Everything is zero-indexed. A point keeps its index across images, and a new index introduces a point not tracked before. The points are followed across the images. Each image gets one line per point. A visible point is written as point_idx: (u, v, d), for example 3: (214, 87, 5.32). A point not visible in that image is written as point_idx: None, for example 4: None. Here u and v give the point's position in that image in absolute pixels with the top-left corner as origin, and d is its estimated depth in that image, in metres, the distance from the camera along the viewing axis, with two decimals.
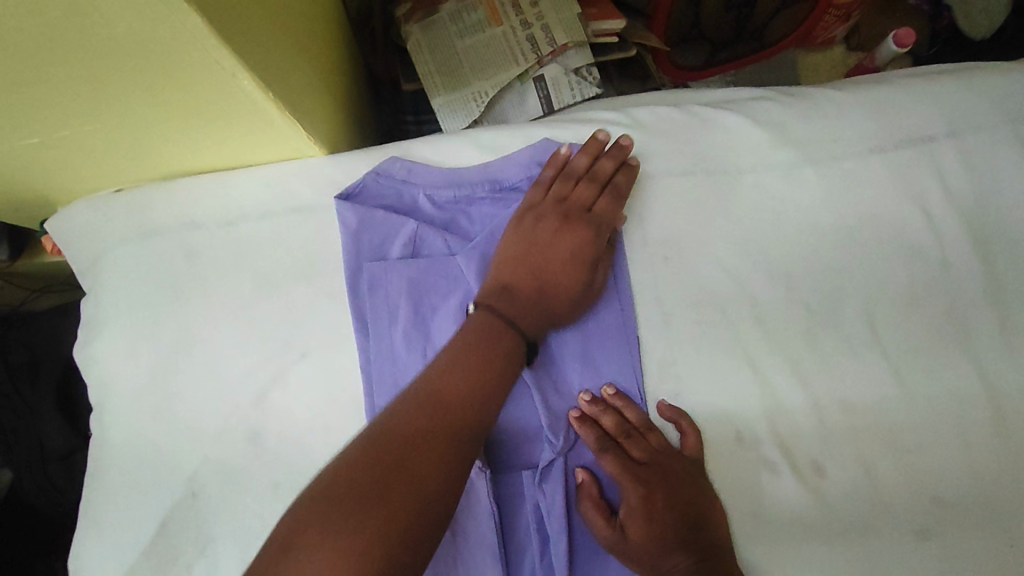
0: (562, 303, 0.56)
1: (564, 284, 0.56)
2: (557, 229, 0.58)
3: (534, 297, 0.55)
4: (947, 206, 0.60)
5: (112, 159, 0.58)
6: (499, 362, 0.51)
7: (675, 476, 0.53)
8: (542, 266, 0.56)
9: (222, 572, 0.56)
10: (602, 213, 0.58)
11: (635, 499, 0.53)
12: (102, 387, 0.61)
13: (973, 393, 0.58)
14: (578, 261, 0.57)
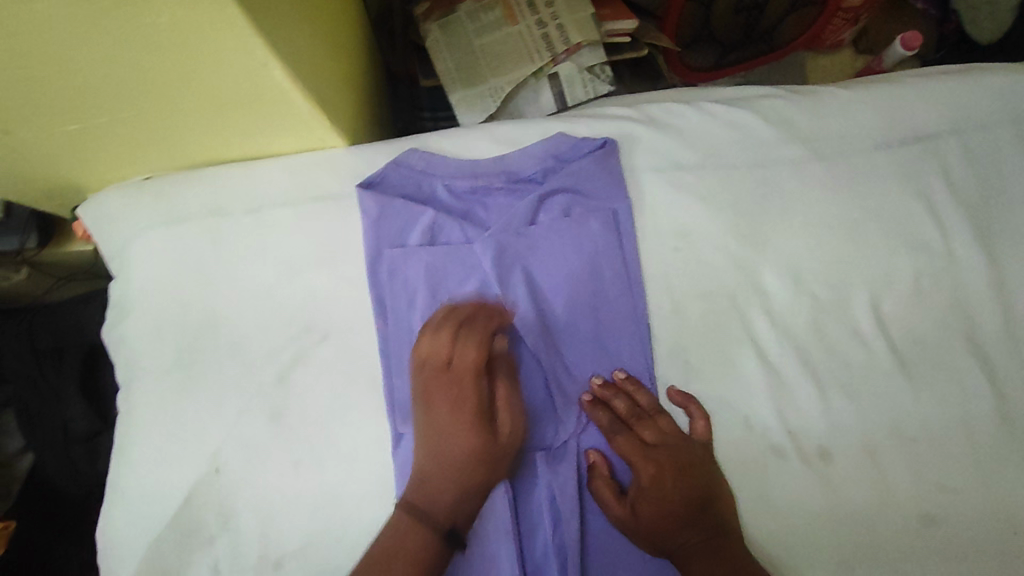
0: (467, 462, 0.53)
1: (464, 451, 0.53)
2: (430, 401, 0.54)
3: (442, 475, 0.53)
4: (953, 200, 0.61)
5: (144, 147, 0.60)
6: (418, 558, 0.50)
7: (686, 457, 0.56)
8: (438, 441, 0.54)
9: (243, 542, 0.59)
10: (461, 363, 0.54)
11: (646, 480, 0.55)
12: (131, 367, 0.63)
13: (978, 384, 0.59)
14: (466, 420, 0.53)
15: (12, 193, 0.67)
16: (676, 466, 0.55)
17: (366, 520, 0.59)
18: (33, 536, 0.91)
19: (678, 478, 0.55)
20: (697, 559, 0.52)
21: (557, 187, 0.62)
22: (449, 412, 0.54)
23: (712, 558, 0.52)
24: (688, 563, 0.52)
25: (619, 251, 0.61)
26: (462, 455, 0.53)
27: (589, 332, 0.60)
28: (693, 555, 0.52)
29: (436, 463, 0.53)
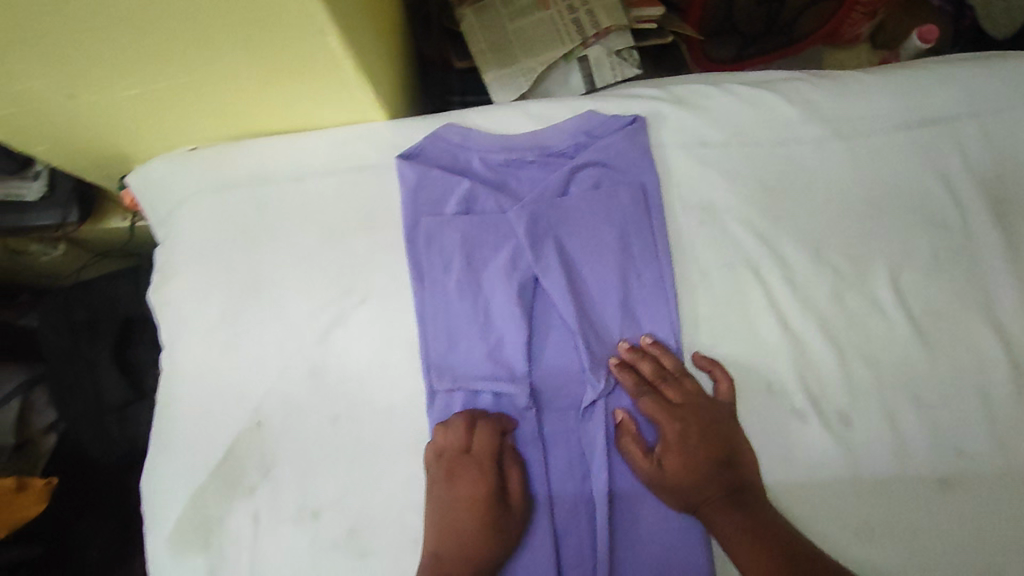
0: (482, 543, 0.56)
1: (479, 534, 0.56)
2: (448, 484, 0.58)
3: (457, 556, 0.55)
4: (972, 179, 0.64)
5: (196, 114, 0.63)
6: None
7: (709, 417, 0.59)
8: (456, 523, 0.57)
9: (284, 490, 0.62)
10: (480, 451, 0.58)
11: (671, 438, 0.59)
12: (175, 326, 0.66)
13: (995, 355, 0.61)
14: (483, 501, 0.57)
15: (64, 161, 0.70)
16: (699, 426, 0.59)
17: (402, 472, 0.62)
18: (69, 505, 0.94)
19: (701, 437, 0.58)
20: (720, 514, 0.56)
21: (589, 160, 0.64)
22: (467, 495, 0.57)
23: (734, 511, 0.55)
24: (712, 517, 0.56)
25: (647, 221, 0.64)
26: (479, 539, 0.56)
27: (619, 299, 0.63)
28: (716, 509, 0.56)
29: (452, 543, 0.56)
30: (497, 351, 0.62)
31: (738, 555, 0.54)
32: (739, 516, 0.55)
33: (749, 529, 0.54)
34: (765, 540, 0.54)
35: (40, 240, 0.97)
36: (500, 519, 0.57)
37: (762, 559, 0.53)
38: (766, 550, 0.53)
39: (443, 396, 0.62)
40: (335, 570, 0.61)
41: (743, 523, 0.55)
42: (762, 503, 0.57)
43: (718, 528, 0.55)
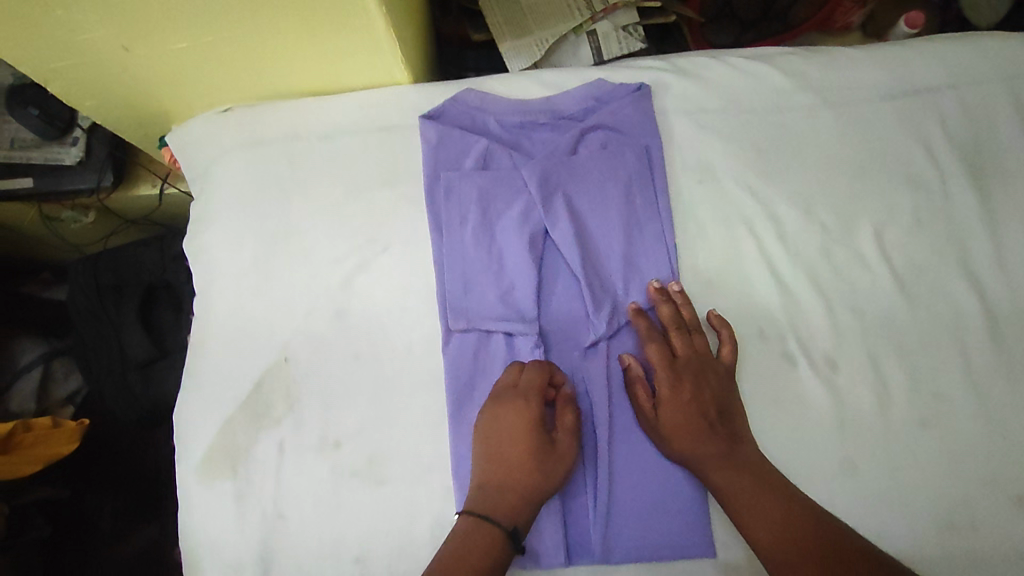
0: (528, 477, 0.59)
1: (526, 469, 0.59)
2: (497, 420, 0.61)
3: (504, 486, 0.59)
4: (951, 145, 0.69)
5: (237, 71, 0.69)
6: (482, 553, 0.55)
7: (710, 369, 0.64)
8: (504, 457, 0.60)
9: (308, 422, 0.67)
10: (532, 390, 0.62)
11: (675, 385, 0.63)
12: (210, 271, 0.71)
13: (970, 307, 0.66)
14: (527, 431, 0.60)
15: (109, 119, 0.76)
16: (701, 377, 0.63)
17: (418, 408, 0.66)
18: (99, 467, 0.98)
19: (702, 387, 0.63)
20: (716, 457, 0.60)
21: (596, 123, 0.70)
22: (516, 431, 0.61)
23: (730, 454, 0.60)
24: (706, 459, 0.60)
25: (650, 179, 0.69)
26: (525, 472, 0.59)
27: (622, 251, 0.68)
28: (712, 452, 0.60)
29: (499, 476, 0.60)
30: (508, 295, 0.67)
31: (732, 495, 0.58)
32: (736, 462, 0.59)
33: (743, 471, 0.59)
34: (759, 482, 0.58)
35: (73, 207, 1.02)
36: (544, 449, 0.60)
37: (757, 498, 0.57)
38: (760, 491, 0.57)
39: (457, 336, 0.66)
40: (355, 497, 0.65)
41: (738, 467, 0.59)
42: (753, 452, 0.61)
43: (713, 471, 0.59)
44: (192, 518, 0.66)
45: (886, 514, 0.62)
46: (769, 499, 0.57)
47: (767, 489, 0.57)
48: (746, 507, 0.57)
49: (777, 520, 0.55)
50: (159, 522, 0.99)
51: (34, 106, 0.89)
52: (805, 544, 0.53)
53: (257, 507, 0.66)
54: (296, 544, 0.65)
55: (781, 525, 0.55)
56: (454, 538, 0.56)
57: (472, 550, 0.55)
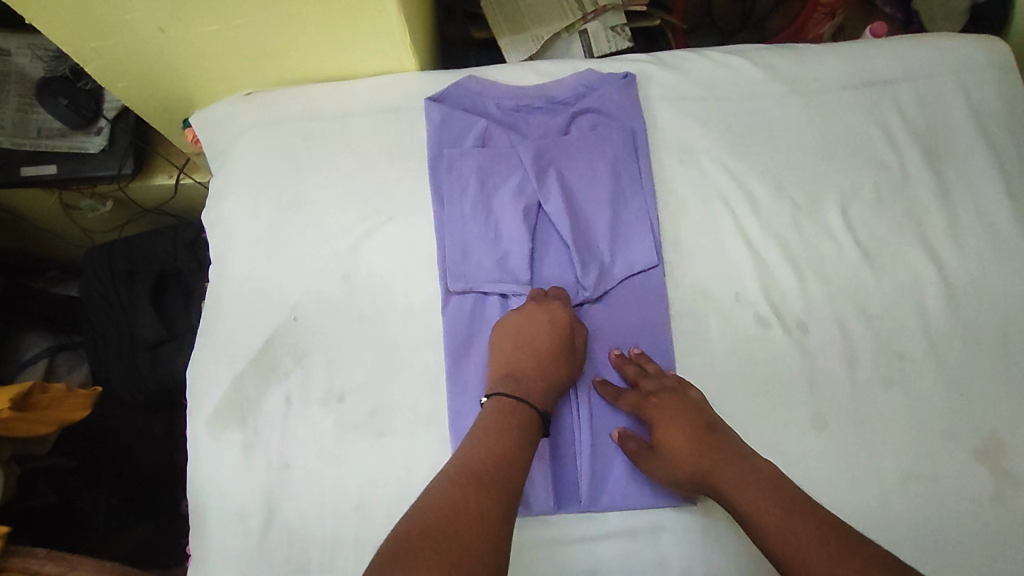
0: (553, 366, 0.66)
1: (554, 358, 0.66)
2: (526, 317, 0.68)
3: (533, 377, 0.65)
4: (907, 130, 0.76)
5: (260, 55, 0.75)
6: (523, 427, 0.61)
7: (687, 405, 0.65)
8: (534, 347, 0.66)
9: (314, 376, 0.70)
10: (554, 295, 0.70)
11: (666, 436, 0.64)
12: (226, 238, 0.76)
13: (929, 274, 0.72)
14: (556, 330, 0.67)
15: (137, 101, 0.82)
16: (681, 411, 0.64)
17: (419, 363, 0.70)
18: (93, 463, 1.01)
19: (685, 423, 0.64)
20: (737, 489, 0.59)
21: (586, 107, 0.77)
22: (546, 326, 0.67)
23: (748, 481, 0.58)
24: (727, 492, 0.59)
25: (635, 158, 0.75)
26: (552, 363, 0.66)
27: (609, 220, 0.73)
28: (732, 485, 0.59)
29: (530, 366, 0.66)
30: (504, 261, 0.72)
31: (768, 528, 0.55)
32: (751, 484, 0.58)
33: (769, 496, 0.56)
34: (781, 498, 0.56)
35: (92, 196, 1.07)
36: (569, 344, 0.67)
37: (789, 523, 0.54)
38: (791, 513, 0.54)
39: (456, 298, 0.71)
40: (356, 448, 0.68)
41: (763, 493, 0.57)
42: (770, 470, 0.59)
43: (741, 503, 0.58)
44: (201, 469, 0.69)
45: (856, 463, 0.67)
46: (803, 524, 0.53)
47: (797, 512, 0.54)
48: (785, 537, 0.53)
49: (818, 541, 0.52)
50: (154, 521, 1.04)
51: (63, 97, 0.95)
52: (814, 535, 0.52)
53: (263, 457, 0.68)
54: (300, 493, 0.67)
55: (823, 545, 0.51)
56: (494, 414, 0.61)
57: (515, 425, 0.61)
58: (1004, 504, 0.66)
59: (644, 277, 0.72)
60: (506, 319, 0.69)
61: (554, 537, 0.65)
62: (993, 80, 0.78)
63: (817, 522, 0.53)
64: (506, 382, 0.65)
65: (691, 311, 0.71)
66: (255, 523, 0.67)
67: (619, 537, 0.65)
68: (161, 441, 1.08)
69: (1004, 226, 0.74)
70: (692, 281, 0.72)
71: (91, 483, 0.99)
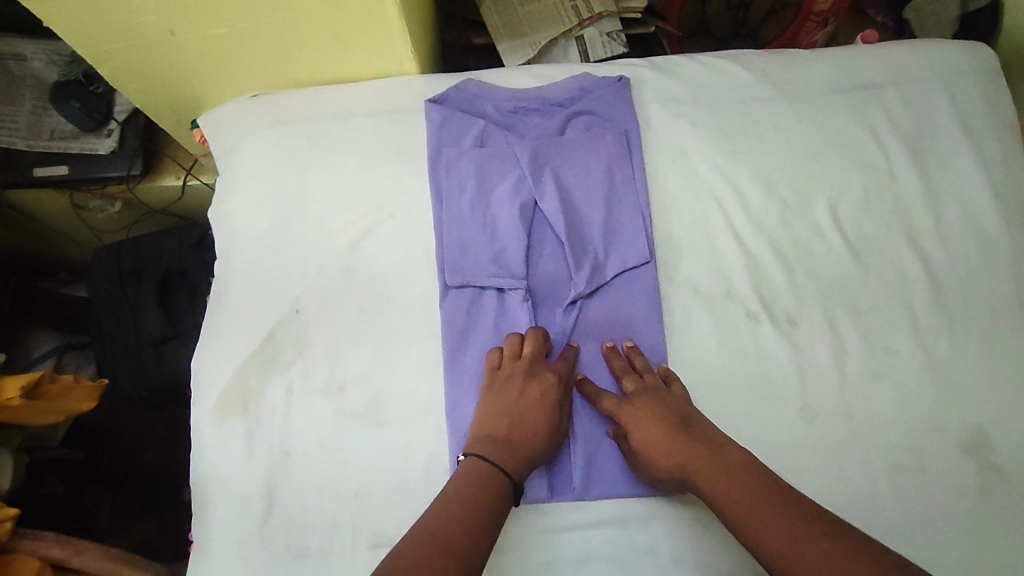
0: (535, 440, 0.65)
1: (539, 433, 0.66)
2: (524, 384, 0.67)
3: (513, 444, 0.64)
4: (894, 132, 0.78)
5: (267, 58, 0.78)
6: (493, 497, 0.60)
7: (660, 402, 0.66)
8: (522, 418, 0.66)
9: (314, 368, 0.72)
10: (558, 367, 0.69)
11: (640, 432, 0.65)
12: (232, 233, 0.78)
13: (916, 271, 0.74)
14: (548, 405, 0.67)
15: (148, 103, 0.85)
16: (655, 409, 0.65)
17: (417, 355, 0.72)
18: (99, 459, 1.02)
19: (660, 421, 0.65)
20: (710, 482, 0.59)
21: (582, 109, 0.79)
22: (540, 401, 0.67)
23: (719, 470, 0.59)
24: (702, 485, 0.60)
25: (628, 159, 0.77)
26: (534, 438, 0.65)
27: (602, 219, 0.75)
28: (706, 478, 0.60)
29: (511, 431, 0.65)
30: (500, 257, 0.74)
31: (741, 518, 0.56)
32: (724, 472, 0.59)
33: (741, 487, 0.57)
34: (752, 488, 0.57)
35: (102, 196, 1.10)
36: (556, 418, 0.67)
37: (758, 511, 0.55)
38: (759, 500, 0.56)
39: (453, 292, 0.73)
40: (355, 437, 0.70)
41: (734, 481, 0.58)
42: (742, 457, 0.60)
43: (715, 496, 0.59)
44: (204, 456, 0.71)
45: (844, 454, 0.68)
46: (773, 512, 0.55)
47: (768, 500, 0.56)
48: (755, 526, 0.55)
49: (787, 529, 0.53)
50: (157, 518, 1.04)
51: (75, 99, 0.98)
52: (784, 522, 0.54)
53: (265, 445, 0.70)
54: (300, 480, 0.69)
55: (791, 530, 0.53)
56: (467, 477, 0.61)
57: (485, 492, 0.60)
58: (989, 495, 0.67)
59: (636, 273, 0.73)
60: (495, 378, 0.68)
61: (548, 526, 0.67)
62: (978, 84, 0.80)
63: (785, 509, 0.55)
64: (483, 444, 0.64)
65: (683, 307, 0.73)
66: (256, 508, 0.68)
67: (612, 526, 0.67)
68: (166, 441, 1.11)
69: (990, 225, 0.75)
70: (684, 277, 0.74)
71: (94, 480, 0.99)
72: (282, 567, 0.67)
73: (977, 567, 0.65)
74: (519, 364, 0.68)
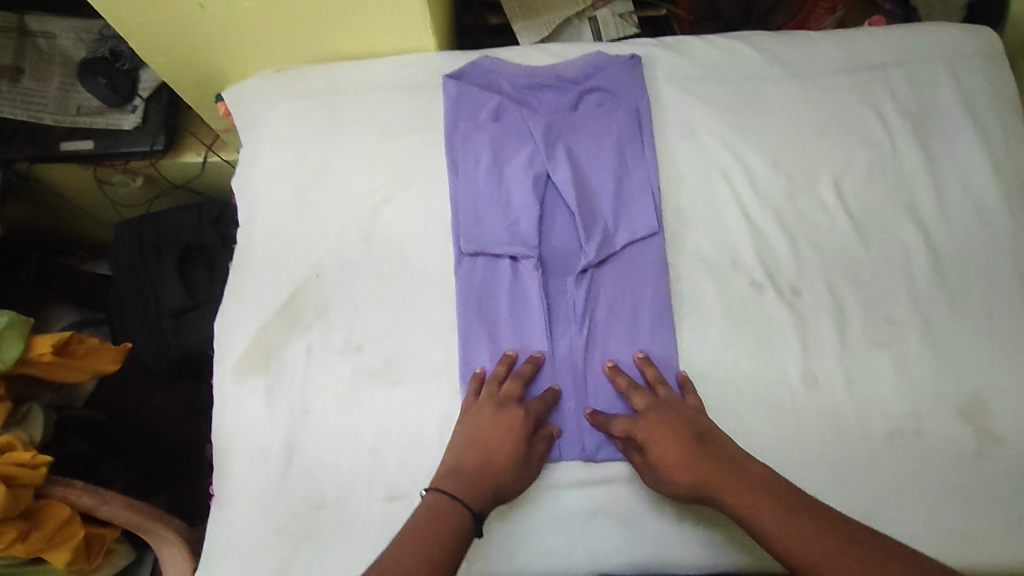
0: (501, 474, 0.64)
1: (505, 466, 0.65)
2: (492, 419, 0.67)
3: (478, 477, 0.63)
4: (898, 111, 0.80)
5: (291, 31, 0.81)
6: (452, 528, 0.59)
7: (676, 415, 0.66)
8: (488, 452, 0.65)
9: (333, 329, 0.75)
10: (532, 408, 0.69)
11: (657, 449, 0.65)
12: (255, 201, 0.81)
13: (916, 245, 0.76)
14: (516, 438, 0.66)
15: (175, 77, 0.88)
16: (672, 422, 0.66)
17: (432, 319, 0.75)
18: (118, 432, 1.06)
19: (677, 433, 0.65)
20: (739, 496, 0.59)
21: (594, 86, 0.81)
22: (507, 436, 0.66)
23: (744, 484, 0.60)
24: (727, 499, 0.60)
25: (639, 135, 0.79)
26: (498, 472, 0.64)
27: (613, 192, 0.77)
28: (730, 492, 0.60)
29: (477, 464, 0.64)
30: (513, 227, 0.76)
31: (774, 532, 0.56)
32: (752, 487, 0.60)
33: (770, 500, 0.58)
34: (781, 503, 0.58)
35: (124, 171, 1.13)
36: (524, 452, 0.66)
37: (792, 524, 0.56)
38: (790, 515, 0.57)
39: (468, 259, 0.76)
40: (372, 394, 0.73)
41: (761, 496, 0.59)
42: (762, 471, 0.61)
43: (741, 509, 0.59)
44: (226, 412, 0.74)
45: (844, 419, 0.71)
46: (806, 526, 0.56)
47: (799, 515, 0.57)
48: (790, 541, 0.55)
49: (823, 541, 0.54)
50: (169, 493, 1.08)
51: (102, 76, 1.01)
52: (817, 535, 0.55)
53: (285, 402, 0.73)
54: (318, 435, 0.72)
55: (827, 542, 0.54)
56: (428, 510, 0.60)
57: (446, 524, 0.59)
58: (985, 460, 0.69)
59: (645, 244, 0.76)
60: (464, 418, 0.68)
61: (556, 482, 0.70)
62: (982, 66, 0.82)
63: (816, 521, 0.56)
64: (448, 478, 0.63)
65: (690, 277, 0.75)
66: (276, 462, 0.72)
67: (618, 483, 0.70)
68: (180, 417, 1.14)
69: (990, 201, 0.78)
70: (691, 248, 0.76)
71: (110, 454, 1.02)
72: (301, 517, 0.70)
73: (972, 528, 0.67)
74: (488, 401, 0.68)
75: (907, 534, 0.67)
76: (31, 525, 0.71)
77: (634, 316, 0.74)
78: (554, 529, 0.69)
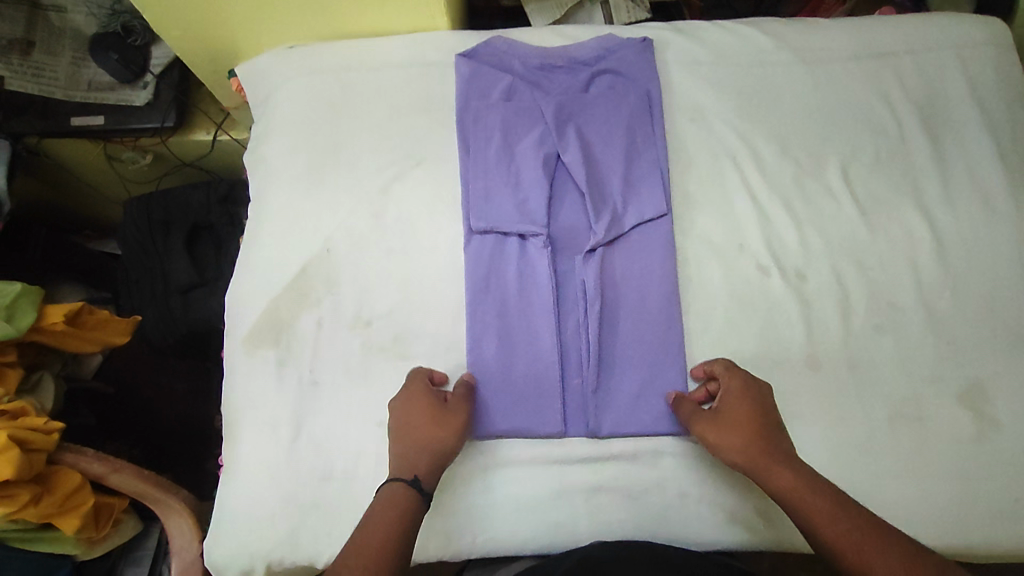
0: (426, 434, 0.66)
1: (421, 425, 0.66)
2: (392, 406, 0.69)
3: (402, 451, 0.65)
4: (907, 99, 0.81)
5: (305, 8, 0.81)
6: (397, 500, 0.61)
7: (758, 394, 0.67)
8: (402, 426, 0.67)
9: (342, 303, 0.76)
10: (416, 371, 0.71)
11: (729, 409, 0.66)
12: (267, 175, 0.82)
13: (921, 231, 0.77)
14: (414, 398, 0.68)
15: (189, 52, 0.89)
16: (754, 398, 0.67)
17: (442, 296, 0.76)
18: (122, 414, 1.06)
19: (752, 406, 0.66)
20: (786, 476, 0.61)
21: (605, 69, 0.82)
22: (406, 404, 0.68)
23: (793, 466, 0.61)
24: (771, 474, 0.61)
25: (649, 117, 0.80)
26: (424, 435, 0.65)
27: (623, 174, 0.78)
28: (779, 468, 0.61)
29: (399, 440, 0.66)
30: (523, 205, 0.77)
31: (810, 509, 0.58)
32: (797, 471, 0.61)
33: (812, 485, 0.59)
34: (822, 489, 0.59)
35: (134, 148, 1.13)
36: (430, 404, 0.67)
37: (829, 509, 0.57)
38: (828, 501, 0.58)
39: (478, 237, 0.77)
40: (381, 368, 0.74)
41: (806, 480, 0.60)
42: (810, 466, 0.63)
43: (785, 486, 0.60)
44: (237, 383, 0.75)
45: (846, 401, 0.72)
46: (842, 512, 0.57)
47: (838, 502, 0.58)
48: (821, 523, 0.57)
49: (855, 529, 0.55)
50: (172, 473, 1.08)
51: (113, 52, 1.02)
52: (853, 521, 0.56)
53: (296, 374, 0.74)
54: (327, 408, 0.73)
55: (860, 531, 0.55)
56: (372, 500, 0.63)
57: (388, 501, 0.61)
58: (984, 444, 0.70)
59: (653, 225, 0.76)
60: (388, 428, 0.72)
61: (563, 458, 0.71)
62: (990, 55, 0.83)
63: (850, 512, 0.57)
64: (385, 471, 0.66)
65: (697, 259, 0.76)
66: (285, 432, 0.72)
67: (622, 460, 0.71)
68: (186, 398, 1.13)
69: (996, 191, 0.78)
70: (698, 230, 0.77)
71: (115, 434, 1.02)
72: (309, 486, 0.71)
73: (970, 510, 0.68)
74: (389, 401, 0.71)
75: (906, 514, 0.68)
76: (43, 489, 0.72)
77: (641, 297, 0.74)
78: (558, 502, 0.70)
